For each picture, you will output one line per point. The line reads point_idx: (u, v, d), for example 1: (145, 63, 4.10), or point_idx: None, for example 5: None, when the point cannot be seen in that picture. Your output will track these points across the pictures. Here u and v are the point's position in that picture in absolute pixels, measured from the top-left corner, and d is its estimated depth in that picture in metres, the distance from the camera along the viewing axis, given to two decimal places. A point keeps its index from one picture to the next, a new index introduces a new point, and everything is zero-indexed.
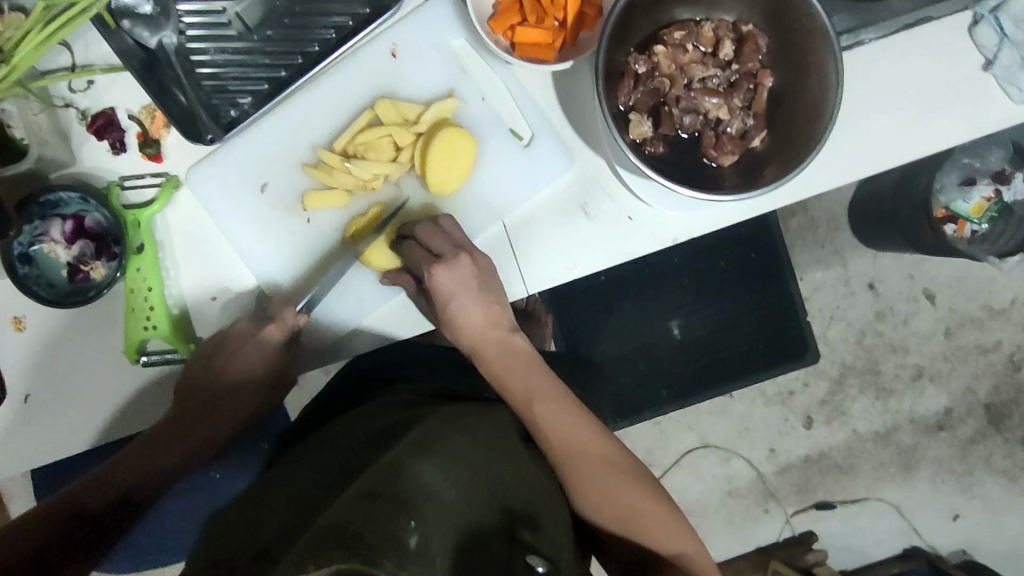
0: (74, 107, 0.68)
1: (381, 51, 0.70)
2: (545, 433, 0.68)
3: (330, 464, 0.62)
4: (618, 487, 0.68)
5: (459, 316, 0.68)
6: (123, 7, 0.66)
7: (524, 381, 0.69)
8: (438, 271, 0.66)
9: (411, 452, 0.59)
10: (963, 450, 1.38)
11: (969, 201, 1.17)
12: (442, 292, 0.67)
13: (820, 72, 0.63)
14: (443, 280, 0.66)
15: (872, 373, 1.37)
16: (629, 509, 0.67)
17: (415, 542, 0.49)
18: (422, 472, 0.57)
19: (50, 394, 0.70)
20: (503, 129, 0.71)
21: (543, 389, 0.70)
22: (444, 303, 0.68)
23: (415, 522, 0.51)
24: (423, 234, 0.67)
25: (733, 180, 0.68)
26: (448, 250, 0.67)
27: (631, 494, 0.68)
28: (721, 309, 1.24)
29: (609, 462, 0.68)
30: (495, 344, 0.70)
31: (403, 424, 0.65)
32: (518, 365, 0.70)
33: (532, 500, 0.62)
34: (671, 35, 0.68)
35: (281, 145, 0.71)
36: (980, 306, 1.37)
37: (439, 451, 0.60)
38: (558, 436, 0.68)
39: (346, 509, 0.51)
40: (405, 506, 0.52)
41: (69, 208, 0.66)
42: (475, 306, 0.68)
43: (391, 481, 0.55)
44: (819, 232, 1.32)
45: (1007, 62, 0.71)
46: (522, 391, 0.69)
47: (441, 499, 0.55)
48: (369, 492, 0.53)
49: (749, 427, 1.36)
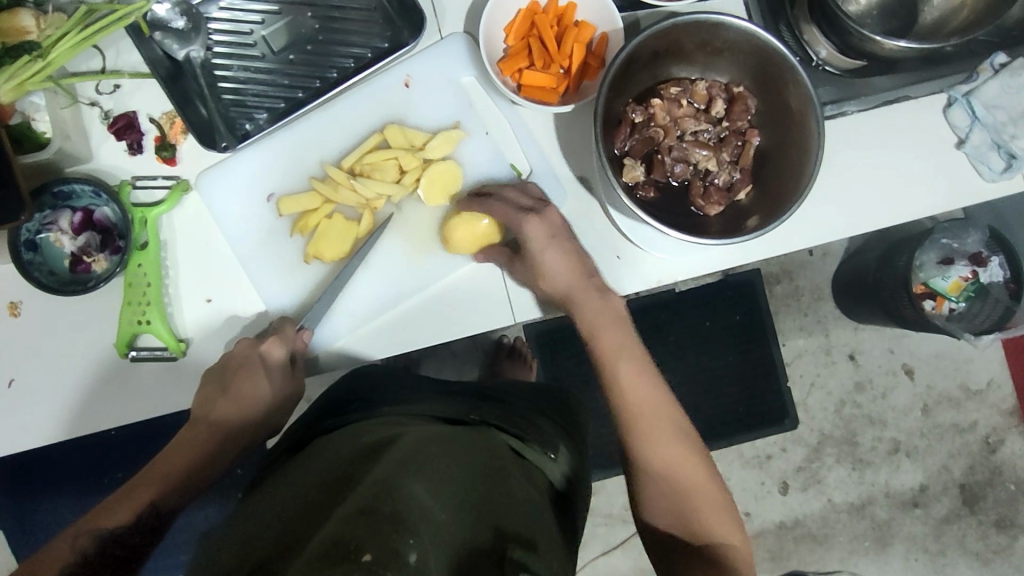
0: (98, 107, 0.71)
1: (394, 80, 0.75)
2: (624, 396, 0.67)
3: (323, 473, 0.62)
4: (686, 458, 0.67)
5: (548, 265, 0.67)
6: (158, 19, 0.70)
7: (616, 333, 0.68)
8: (530, 221, 0.68)
9: (401, 467, 0.58)
10: (937, 528, 1.38)
11: (947, 278, 1.22)
12: (534, 245, 0.68)
13: (802, 136, 0.67)
14: (534, 228, 0.68)
15: (850, 444, 1.38)
16: (694, 483, 0.66)
17: (413, 560, 0.49)
18: (416, 489, 0.56)
19: (35, 383, 0.71)
20: (504, 163, 0.75)
21: (630, 344, 0.69)
22: (539, 252, 0.68)
23: (411, 540, 0.51)
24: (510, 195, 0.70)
25: (718, 228, 0.72)
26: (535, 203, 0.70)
27: (698, 470, 0.67)
28: (703, 366, 1.26)
29: (679, 430, 0.68)
30: (588, 296, 0.68)
31: (387, 441, 0.64)
32: (608, 317, 0.68)
33: (530, 520, 0.61)
34: (667, 89, 0.72)
35: (291, 160, 0.74)
36: (957, 385, 1.39)
37: (428, 469, 0.59)
38: (637, 397, 0.67)
39: (344, 524, 0.51)
40: (402, 524, 0.52)
41: (80, 200, 0.69)
42: (558, 253, 0.68)
43: (386, 498, 0.54)
44: (802, 301, 1.36)
45: (978, 143, 0.76)
46: (611, 342, 0.68)
47: (433, 520, 0.54)
48: (364, 508, 0.53)
49: (726, 489, 1.36)
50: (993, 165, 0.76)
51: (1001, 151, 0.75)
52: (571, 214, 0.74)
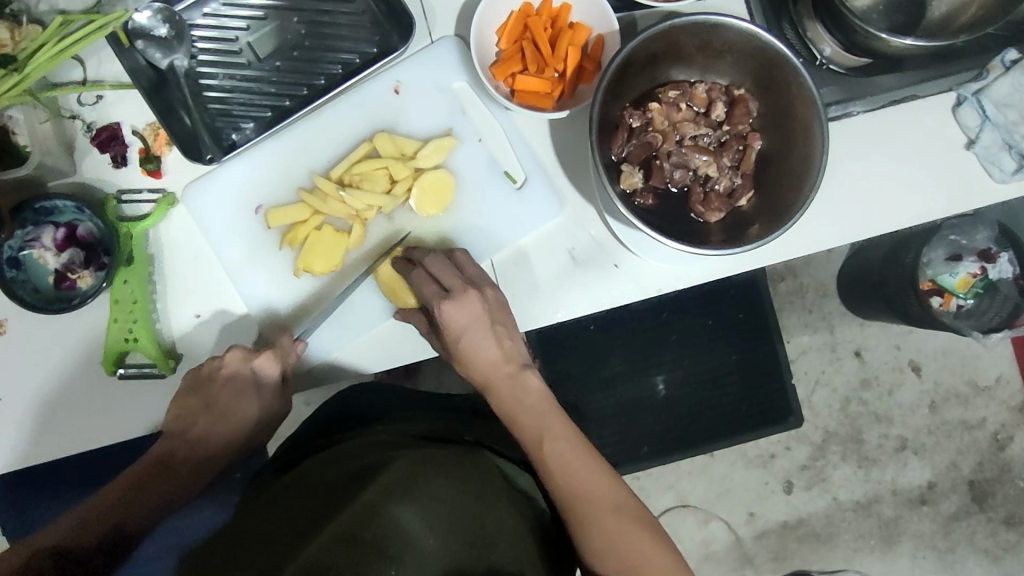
0: (80, 119, 0.69)
1: (383, 86, 0.73)
2: (551, 475, 0.65)
3: (312, 494, 0.61)
4: (627, 534, 0.62)
5: (472, 349, 0.67)
6: (139, 28, 0.68)
7: (534, 417, 0.67)
8: (445, 307, 0.66)
9: (391, 491, 0.58)
10: (944, 526, 1.36)
11: (955, 275, 1.19)
12: (453, 328, 0.67)
13: (805, 141, 0.65)
14: (454, 315, 0.66)
15: (855, 442, 1.36)
16: (635, 560, 0.62)
17: None
18: (403, 516, 0.56)
19: (21, 401, 0.69)
20: (497, 171, 0.73)
21: (553, 427, 0.67)
22: (455, 338, 0.67)
23: (393, 570, 0.52)
24: (434, 264, 0.68)
25: (719, 236, 0.69)
26: (457, 286, 0.67)
27: (641, 545, 0.62)
28: (706, 366, 1.24)
29: (615, 506, 0.64)
30: (507, 381, 0.68)
31: (380, 463, 0.63)
32: (530, 402, 0.67)
33: (517, 552, 0.60)
34: (665, 93, 0.70)
35: (278, 170, 0.72)
36: (965, 381, 1.37)
37: (420, 492, 0.58)
38: (564, 476, 0.64)
39: (325, 551, 0.52)
40: (383, 555, 0.52)
41: (63, 216, 0.67)
42: (486, 333, 0.67)
43: (369, 526, 0.54)
44: (807, 298, 1.33)
45: (988, 143, 0.73)
46: (531, 428, 0.66)
47: (418, 549, 0.54)
48: (347, 535, 0.53)
49: (729, 489, 1.34)
50: (1004, 166, 0.73)
51: (1013, 150, 0.73)
52: (521, 254, 0.73)
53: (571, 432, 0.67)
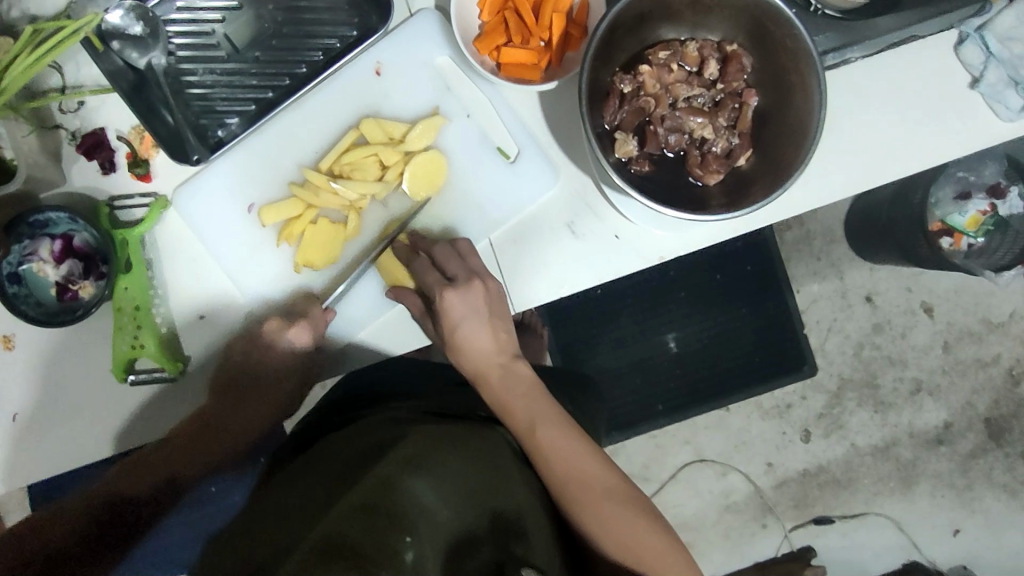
0: (63, 128, 0.69)
1: (365, 69, 0.71)
2: (548, 462, 0.65)
3: (327, 470, 0.61)
4: (622, 515, 0.65)
5: (465, 340, 0.68)
6: (113, 27, 0.66)
7: (526, 405, 0.68)
8: (449, 296, 0.66)
9: (407, 463, 0.59)
10: (963, 464, 1.37)
11: (964, 214, 1.16)
12: (453, 317, 0.67)
13: (804, 94, 0.63)
14: (454, 304, 0.67)
15: (870, 387, 1.36)
16: (631, 542, 0.64)
17: (410, 559, 0.52)
18: (420, 488, 0.57)
19: (37, 411, 0.70)
20: (489, 147, 0.72)
21: (546, 414, 0.68)
22: (450, 326, 0.68)
23: (410, 538, 0.53)
24: (441, 256, 0.68)
25: (719, 199, 0.68)
26: (461, 275, 0.67)
27: (636, 526, 0.65)
28: (716, 323, 1.24)
29: (607, 491, 0.65)
30: (498, 368, 0.70)
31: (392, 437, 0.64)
32: (521, 390, 0.69)
33: (532, 522, 0.61)
34: (656, 54, 0.68)
35: (267, 163, 0.71)
36: (978, 319, 1.36)
37: (436, 464, 0.59)
38: (561, 464, 0.65)
39: (344, 520, 0.53)
40: (399, 523, 0.54)
41: (58, 227, 0.67)
42: (482, 322, 0.68)
43: (387, 496, 0.56)
44: (815, 246, 1.31)
45: (993, 80, 0.71)
46: (524, 417, 0.67)
47: (434, 519, 0.56)
48: (365, 505, 0.54)
49: (746, 442, 1.35)
50: (1010, 104, 0.71)
51: (1019, 87, 0.71)
52: (519, 230, 0.72)
53: (561, 417, 0.69)
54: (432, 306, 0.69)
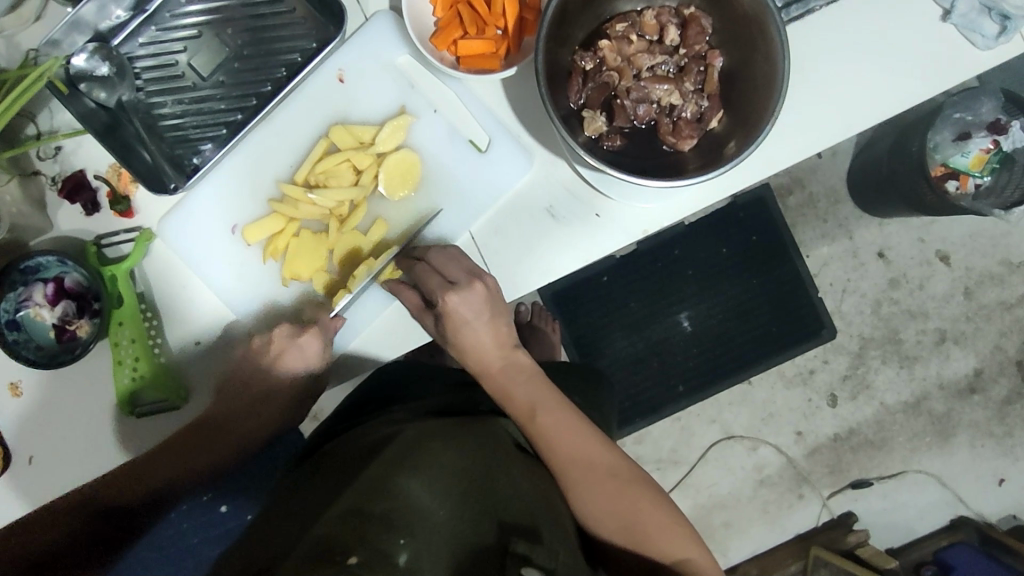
0: (44, 174, 0.70)
1: (328, 78, 0.71)
2: (551, 449, 0.66)
3: (326, 476, 0.62)
4: (621, 497, 0.65)
5: (466, 340, 0.68)
6: (80, 71, 0.68)
7: (528, 392, 0.68)
8: (452, 299, 0.65)
9: (396, 466, 0.58)
10: (999, 411, 1.33)
11: (967, 154, 1.12)
12: (453, 317, 0.66)
13: (766, 47, 0.62)
14: (457, 306, 0.66)
15: (893, 343, 1.33)
16: (638, 520, 0.64)
17: (403, 560, 0.51)
18: (413, 488, 0.56)
19: (52, 455, 0.71)
20: (460, 139, 0.72)
21: (547, 399, 0.68)
22: (449, 319, 0.66)
23: (404, 540, 0.52)
24: (438, 260, 0.67)
25: (696, 164, 0.66)
26: (462, 278, 0.66)
27: (638, 506, 0.65)
28: (727, 299, 1.23)
29: (614, 474, 0.66)
30: (499, 361, 0.69)
31: (384, 439, 0.64)
32: (522, 377, 0.69)
33: (530, 510, 0.59)
34: (614, 28, 0.68)
35: (248, 184, 0.72)
36: (998, 261, 1.32)
37: (427, 463, 0.59)
38: (561, 449, 0.66)
39: (334, 524, 0.53)
40: (394, 525, 0.53)
41: (49, 271, 0.69)
42: (480, 321, 0.67)
43: (380, 498, 0.55)
44: (819, 207, 1.28)
45: (965, 10, 0.69)
46: (525, 404, 0.67)
47: (430, 519, 0.55)
48: (357, 508, 0.54)
49: (773, 413, 1.32)
50: (985, 32, 0.69)
51: (993, 14, 0.69)
52: (501, 219, 0.72)
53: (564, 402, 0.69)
54: (432, 304, 0.67)
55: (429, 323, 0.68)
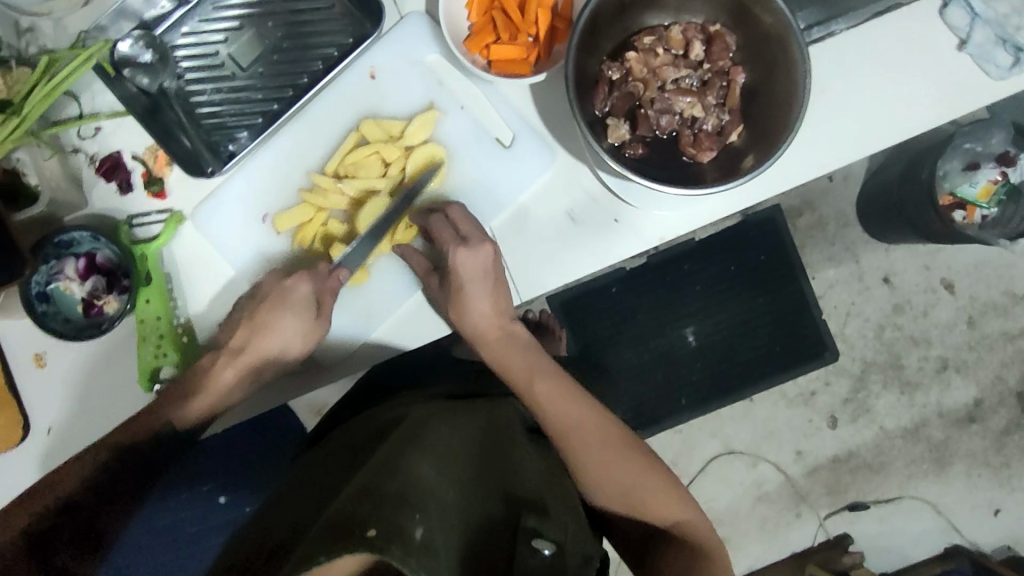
0: (83, 152, 0.72)
1: (361, 74, 0.74)
2: (548, 416, 0.69)
3: (334, 464, 0.62)
4: (616, 460, 0.69)
5: (469, 305, 0.70)
6: (124, 57, 0.70)
7: (526, 360, 0.71)
8: (461, 253, 0.68)
9: (403, 448, 0.59)
10: (997, 442, 1.34)
11: (976, 185, 1.15)
12: (459, 275, 0.69)
13: (787, 65, 0.64)
14: (464, 262, 0.68)
15: (895, 368, 1.34)
16: (631, 483, 0.69)
17: (419, 535, 0.49)
18: (424, 471, 0.56)
19: (70, 427, 0.73)
20: (486, 137, 0.74)
21: (543, 367, 0.71)
22: (458, 281, 0.69)
23: (417, 517, 0.50)
24: (454, 216, 0.70)
25: (713, 175, 0.70)
26: (473, 235, 0.69)
27: (632, 469, 0.69)
28: (734, 316, 1.24)
29: (608, 438, 0.69)
30: (500, 331, 0.72)
31: (388, 426, 0.65)
32: (521, 347, 0.72)
33: (536, 489, 0.63)
34: (641, 40, 0.70)
35: (279, 172, 0.74)
36: (1001, 292, 1.34)
37: (432, 446, 0.60)
38: (558, 416, 0.69)
39: (350, 501, 0.51)
40: (406, 503, 0.51)
41: (81, 246, 0.71)
42: (482, 283, 0.69)
43: (393, 478, 0.54)
44: (828, 230, 1.30)
45: (981, 40, 0.72)
46: (523, 370, 0.71)
47: (441, 500, 0.54)
48: (369, 488, 0.52)
49: (774, 431, 1.33)
50: (1000, 62, 0.72)
51: (1007, 45, 0.72)
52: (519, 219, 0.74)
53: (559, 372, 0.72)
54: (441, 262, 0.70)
55: (433, 287, 0.71)
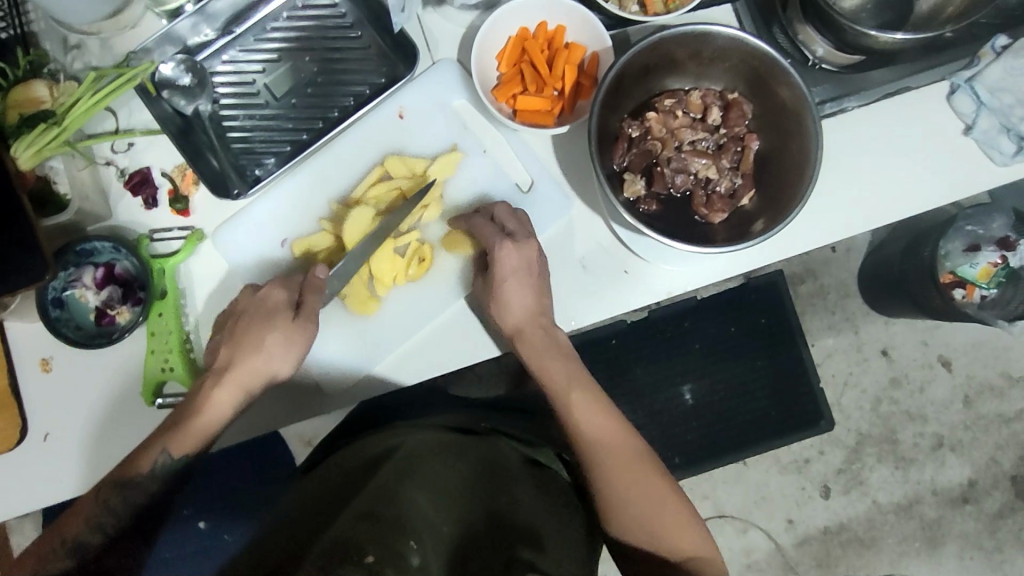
0: (114, 165, 0.75)
1: (390, 113, 0.77)
2: (577, 421, 0.68)
3: (330, 483, 0.63)
4: (641, 485, 0.66)
5: (508, 299, 0.70)
6: (165, 78, 0.74)
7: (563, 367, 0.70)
8: (507, 247, 0.69)
9: (400, 478, 0.60)
10: (990, 525, 1.33)
11: (975, 265, 1.18)
12: (500, 269, 0.70)
13: (800, 135, 0.67)
14: (509, 256, 0.69)
15: (890, 443, 1.34)
16: (649, 513, 0.66)
17: (416, 563, 0.52)
18: (419, 501, 0.59)
19: (65, 436, 0.73)
20: (504, 181, 0.76)
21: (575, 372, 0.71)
22: (498, 282, 0.70)
23: (415, 543, 0.54)
24: (501, 214, 0.72)
25: (724, 236, 0.72)
26: (518, 231, 0.71)
27: (656, 497, 0.67)
28: (733, 377, 1.25)
29: (636, 459, 0.68)
30: (540, 333, 0.71)
31: (388, 452, 0.66)
32: (559, 353, 0.71)
33: (532, 515, 0.62)
34: (662, 102, 0.73)
35: (301, 199, 0.76)
36: (998, 373, 1.35)
37: (424, 477, 0.62)
38: (588, 427, 0.68)
39: (346, 526, 0.53)
40: (402, 529, 0.54)
41: (101, 256, 0.72)
42: (521, 281, 0.70)
43: (389, 504, 0.56)
44: (829, 299, 1.32)
45: (986, 127, 0.74)
46: (560, 376, 0.70)
47: (432, 527, 0.57)
48: (367, 512, 0.55)
49: (765, 497, 1.32)
50: (1004, 149, 0.74)
51: (1011, 133, 0.74)
52: None
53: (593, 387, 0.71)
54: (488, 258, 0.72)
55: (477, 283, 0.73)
